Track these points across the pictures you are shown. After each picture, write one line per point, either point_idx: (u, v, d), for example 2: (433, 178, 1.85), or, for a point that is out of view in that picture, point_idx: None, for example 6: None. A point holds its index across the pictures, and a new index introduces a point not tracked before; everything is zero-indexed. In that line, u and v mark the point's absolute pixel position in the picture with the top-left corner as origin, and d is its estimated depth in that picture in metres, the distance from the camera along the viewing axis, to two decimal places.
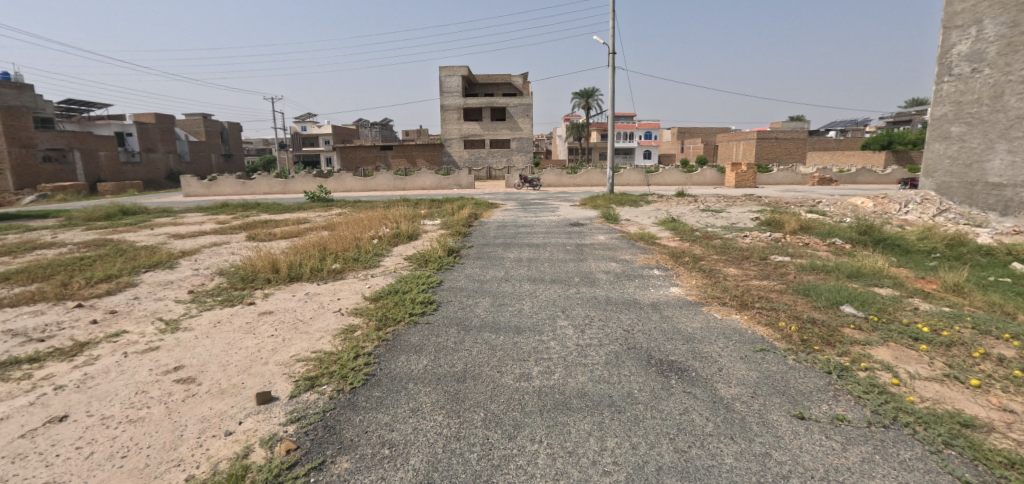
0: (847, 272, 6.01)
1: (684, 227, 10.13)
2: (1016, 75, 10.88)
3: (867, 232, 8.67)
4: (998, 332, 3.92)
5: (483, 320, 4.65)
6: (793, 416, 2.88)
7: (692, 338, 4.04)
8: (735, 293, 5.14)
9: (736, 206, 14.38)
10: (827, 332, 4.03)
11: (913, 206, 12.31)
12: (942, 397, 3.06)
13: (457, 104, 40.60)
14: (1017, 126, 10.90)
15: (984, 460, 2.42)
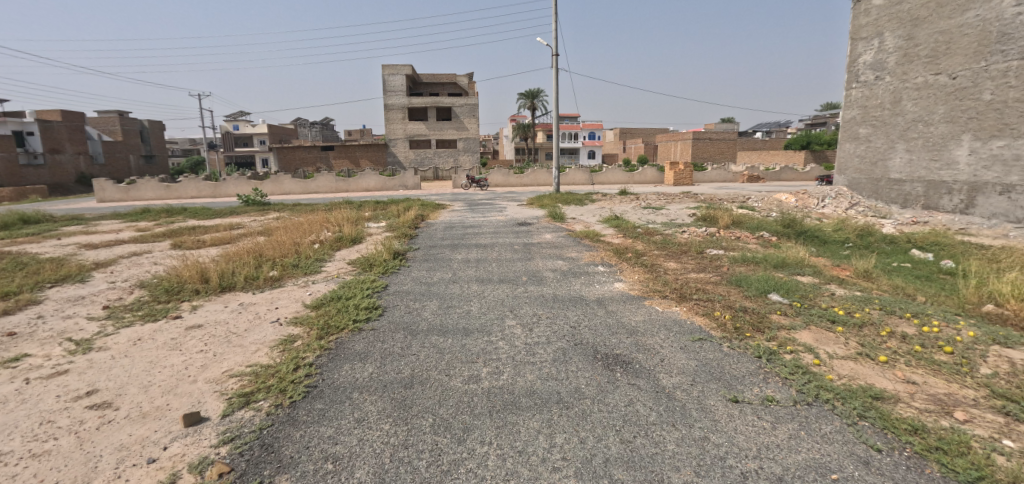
0: (773, 263, 6.46)
1: (627, 224, 10.50)
2: (911, 83, 12.14)
3: (791, 225, 9.37)
4: (901, 312, 4.36)
5: (430, 323, 4.57)
6: (728, 400, 3.04)
7: (635, 331, 4.19)
8: (674, 286, 5.38)
9: (674, 203, 15.05)
10: (756, 318, 4.31)
11: (829, 201, 13.43)
12: (855, 373, 3.35)
13: (400, 104, 39.76)
14: (912, 129, 12.17)
15: (893, 428, 2.67)
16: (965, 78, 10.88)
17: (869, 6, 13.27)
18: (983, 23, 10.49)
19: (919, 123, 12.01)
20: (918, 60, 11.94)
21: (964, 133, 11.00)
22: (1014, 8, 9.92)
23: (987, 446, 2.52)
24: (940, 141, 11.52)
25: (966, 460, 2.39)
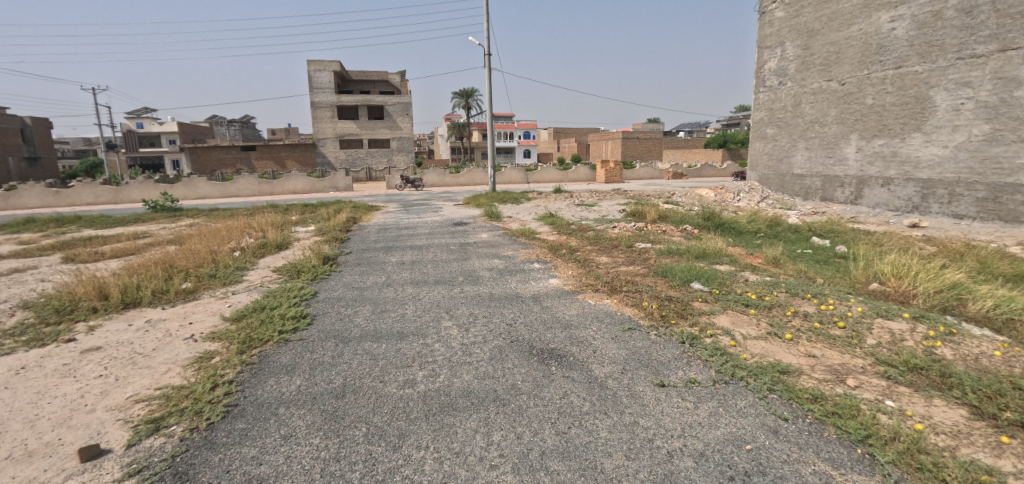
0: (695, 253, 6.90)
1: (561, 221, 10.75)
2: (809, 88, 13.44)
3: (711, 218, 10.05)
4: (803, 293, 4.82)
5: (364, 329, 4.42)
6: (655, 384, 3.21)
7: (569, 325, 4.30)
8: (606, 279, 5.59)
9: (606, 199, 15.62)
10: (680, 306, 4.58)
11: (743, 195, 14.55)
12: (766, 351, 3.66)
13: (328, 102, 38.00)
14: (811, 129, 13.48)
15: (796, 399, 2.95)
16: (852, 85, 12.23)
17: (773, 17, 14.53)
18: (866, 36, 11.83)
19: (816, 124, 13.33)
20: (814, 68, 13.24)
21: (852, 133, 12.38)
22: (889, 24, 11.27)
23: (873, 408, 2.85)
24: (834, 140, 12.86)
25: (857, 421, 2.69)
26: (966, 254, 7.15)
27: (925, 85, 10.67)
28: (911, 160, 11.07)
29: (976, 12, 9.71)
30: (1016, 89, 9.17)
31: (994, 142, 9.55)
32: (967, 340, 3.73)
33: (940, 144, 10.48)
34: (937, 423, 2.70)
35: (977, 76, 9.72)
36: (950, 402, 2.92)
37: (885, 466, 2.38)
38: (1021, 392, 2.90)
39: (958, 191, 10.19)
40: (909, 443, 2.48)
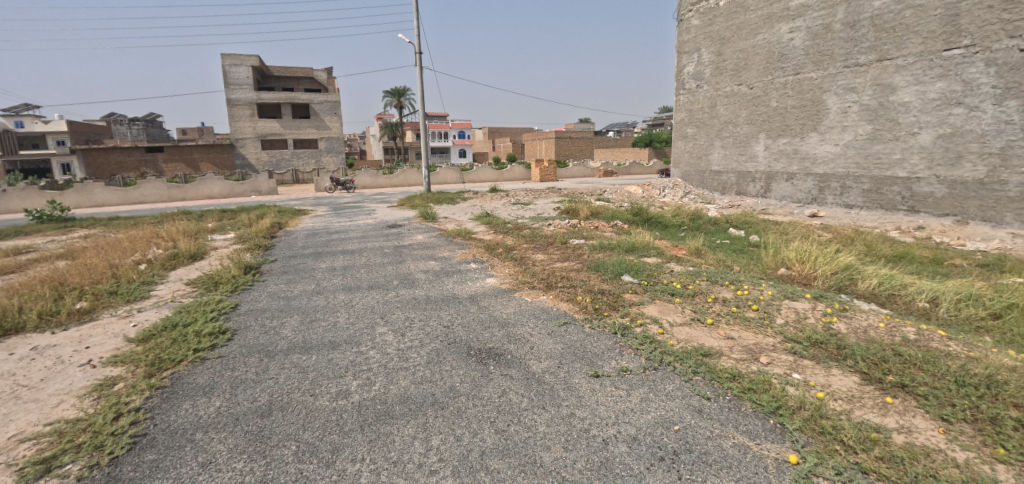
0: (626, 247, 7.21)
1: (498, 221, 10.80)
2: (722, 91, 14.49)
3: (639, 213, 10.55)
4: (722, 280, 5.18)
5: (292, 341, 4.17)
6: (589, 376, 3.32)
7: (507, 323, 4.34)
8: (542, 276, 5.69)
9: (541, 198, 15.91)
10: (612, 299, 4.77)
11: (668, 191, 15.40)
12: (691, 336, 3.90)
13: (247, 99, 35.51)
14: (725, 129, 14.54)
15: (717, 378, 3.18)
16: (759, 89, 13.36)
17: (689, 25, 15.50)
18: (769, 44, 12.95)
19: (729, 124, 14.40)
20: (727, 73, 14.29)
21: (760, 132, 13.51)
22: (789, 34, 12.43)
23: (782, 381, 3.13)
24: (745, 139, 13.96)
25: (769, 394, 2.95)
26: (856, 239, 8.07)
27: (819, 90, 11.87)
28: (809, 157, 12.28)
29: (858, 26, 10.96)
30: (891, 94, 10.47)
31: (876, 140, 10.83)
32: (858, 314, 4.21)
33: (833, 142, 11.72)
34: (835, 391, 3.02)
35: (861, 83, 10.97)
36: (846, 370, 3.28)
37: (793, 433, 2.62)
38: (900, 357, 3.32)
39: (849, 183, 11.46)
40: (812, 410, 2.75)
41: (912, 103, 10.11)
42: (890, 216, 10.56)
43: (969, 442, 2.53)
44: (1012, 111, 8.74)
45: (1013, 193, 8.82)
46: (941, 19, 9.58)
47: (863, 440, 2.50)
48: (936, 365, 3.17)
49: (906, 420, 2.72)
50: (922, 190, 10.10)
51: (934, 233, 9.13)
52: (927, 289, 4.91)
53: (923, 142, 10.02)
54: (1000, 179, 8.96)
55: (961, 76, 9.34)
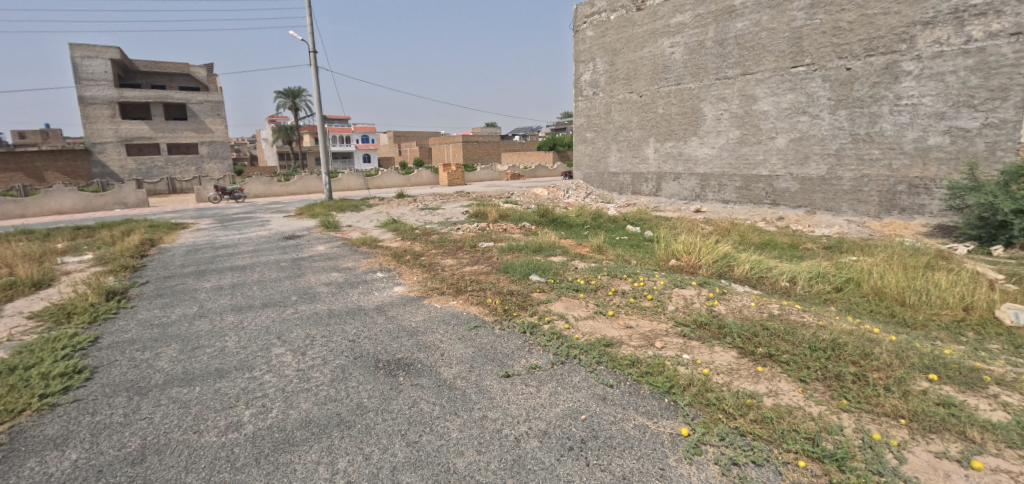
0: (533, 248, 7.42)
1: (405, 227, 10.52)
2: (616, 99, 15.50)
3: (545, 214, 10.92)
4: (621, 274, 5.54)
5: (170, 374, 3.70)
6: (500, 376, 3.36)
7: (416, 332, 4.24)
8: (451, 281, 5.65)
9: (450, 202, 15.81)
10: (521, 299, 4.88)
11: (572, 192, 16.14)
12: (594, 329, 4.12)
13: (105, 97, 30.84)
14: (620, 133, 15.59)
15: (618, 366, 3.39)
16: (647, 97, 14.52)
17: (584, 36, 16.36)
18: (654, 57, 14.14)
19: (623, 129, 15.46)
20: (619, 81, 15.32)
21: (650, 137, 14.69)
22: (670, 48, 13.67)
23: (674, 362, 3.43)
24: (637, 142, 15.10)
25: (663, 375, 3.21)
26: (732, 230, 9.10)
27: (697, 99, 13.20)
28: (692, 159, 13.63)
29: (726, 44, 12.38)
30: (753, 104, 11.98)
31: (744, 144, 12.32)
32: (734, 296, 4.76)
33: (710, 145, 13.10)
34: (717, 366, 3.38)
35: (730, 93, 12.41)
36: (725, 347, 3.68)
37: (684, 408, 2.88)
38: (767, 331, 3.81)
39: (724, 181, 12.91)
40: (699, 386, 3.05)
41: (770, 111, 11.66)
42: (758, 209, 12.08)
43: (821, 397, 2.97)
44: (843, 119, 10.46)
45: (846, 186, 10.60)
46: (789, 41, 11.17)
47: (741, 407, 2.82)
48: (794, 334, 3.69)
49: (773, 385, 3.12)
50: (781, 186, 11.72)
51: (791, 222, 10.62)
52: (787, 270, 5.70)
53: (780, 145, 11.61)
54: (837, 175, 10.72)
55: (805, 89, 10.99)
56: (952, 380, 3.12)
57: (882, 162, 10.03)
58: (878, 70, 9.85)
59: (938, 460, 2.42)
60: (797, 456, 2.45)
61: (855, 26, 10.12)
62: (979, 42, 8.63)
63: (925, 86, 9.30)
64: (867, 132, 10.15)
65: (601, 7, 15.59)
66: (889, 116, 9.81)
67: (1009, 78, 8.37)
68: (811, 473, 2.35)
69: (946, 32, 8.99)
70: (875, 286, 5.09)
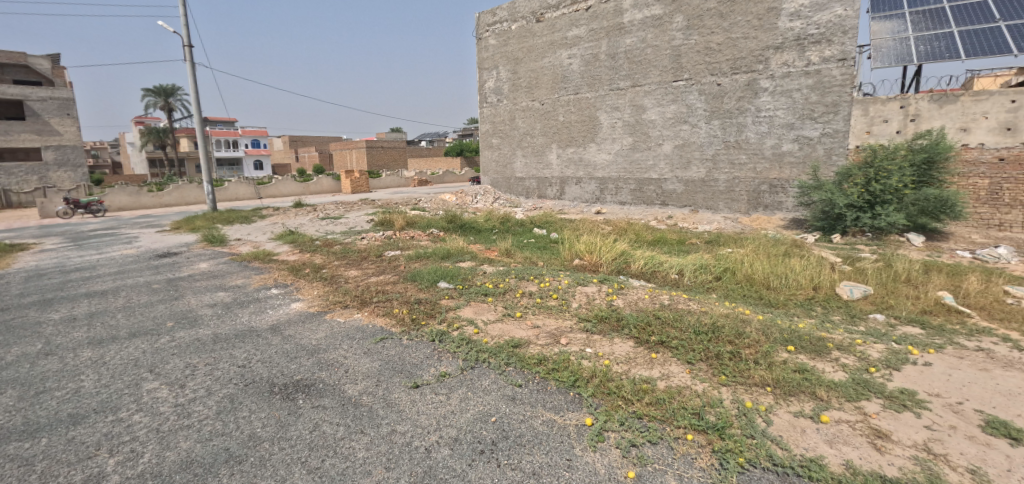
0: (441, 255, 7.35)
1: (303, 238, 9.83)
2: (519, 106, 15.92)
3: (453, 220, 10.85)
4: (528, 276, 5.69)
5: (4, 427, 3.07)
6: (409, 388, 3.28)
7: (317, 350, 3.99)
8: (355, 293, 5.39)
9: (353, 210, 15.09)
10: (430, 307, 4.80)
11: (480, 197, 16.24)
12: (503, 331, 4.18)
13: None
14: (524, 140, 16.02)
15: (526, 366, 3.48)
16: (548, 105, 15.10)
17: (487, 44, 16.58)
18: (553, 67, 14.76)
19: (527, 136, 15.91)
20: (522, 89, 15.75)
21: (552, 143, 15.28)
22: (568, 59, 14.39)
23: (579, 357, 3.60)
24: (541, 148, 15.62)
25: (568, 370, 3.35)
26: (629, 229, 9.78)
27: (594, 108, 14.01)
28: (591, 164, 14.43)
29: (617, 57, 13.31)
30: (642, 114, 13.02)
31: (636, 150, 13.32)
32: (630, 290, 5.12)
33: (607, 151, 13.97)
34: (617, 356, 3.60)
35: (622, 103, 13.37)
36: (624, 338, 3.95)
37: (588, 399, 3.03)
38: (659, 320, 4.15)
39: (620, 184, 13.84)
40: (601, 376, 3.23)
41: (657, 120, 12.75)
42: (650, 209, 13.12)
43: (705, 375, 3.30)
44: (717, 128, 11.76)
45: (722, 187, 11.93)
46: (671, 57, 12.32)
47: (638, 392, 3.04)
48: (681, 321, 4.06)
49: (665, 369, 3.41)
50: (669, 188, 12.86)
51: (678, 220, 11.68)
52: (675, 263, 6.27)
53: (666, 151, 12.74)
54: (714, 178, 12.03)
55: (685, 101, 12.19)
56: (805, 349, 3.65)
57: (748, 166, 11.46)
58: (743, 85, 11.25)
59: (796, 419, 2.81)
60: (686, 431, 2.69)
61: (723, 47, 11.47)
62: (816, 65, 10.25)
63: (779, 100, 10.80)
64: (736, 139, 11.53)
65: (502, 17, 15.94)
66: (752, 125, 11.24)
67: (839, 96, 10.05)
68: (698, 444, 2.60)
69: (792, 56, 10.54)
70: (746, 273, 5.80)
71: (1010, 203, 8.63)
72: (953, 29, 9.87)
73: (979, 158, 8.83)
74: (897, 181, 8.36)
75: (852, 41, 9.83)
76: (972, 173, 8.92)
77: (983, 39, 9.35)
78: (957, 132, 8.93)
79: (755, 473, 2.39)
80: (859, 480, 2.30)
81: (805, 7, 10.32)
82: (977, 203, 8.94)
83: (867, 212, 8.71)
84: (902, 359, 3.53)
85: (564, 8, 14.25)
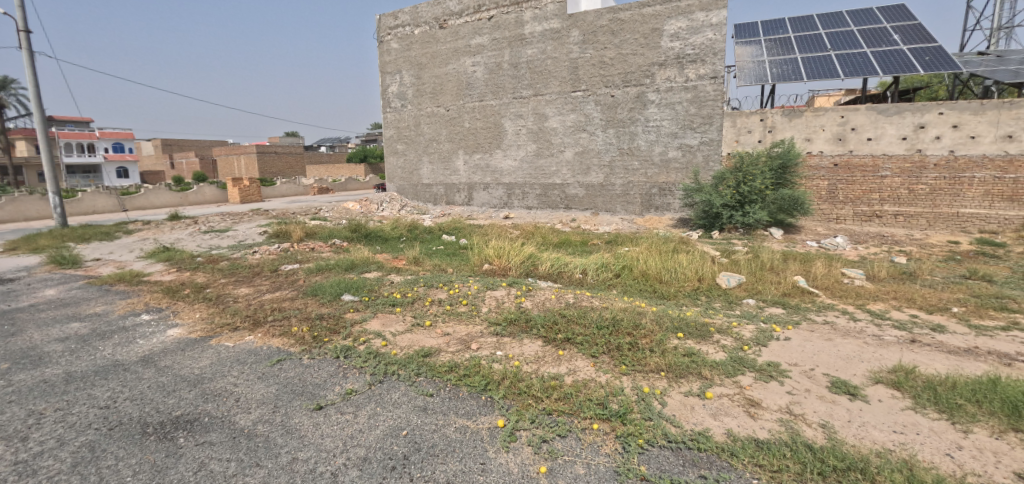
0: (345, 266, 6.99)
1: (182, 255, 8.75)
2: (424, 112, 15.65)
3: (358, 230, 10.36)
4: (437, 283, 5.62)
5: None
6: (311, 410, 3.07)
7: (201, 380, 3.57)
8: (246, 313, 4.91)
9: (243, 222, 13.75)
10: (333, 322, 4.53)
11: (385, 205, 15.65)
12: (412, 341, 4.08)
13: None
14: (430, 146, 15.75)
15: (437, 374, 3.43)
16: (454, 111, 15.05)
17: (389, 47, 16.05)
18: (458, 74, 14.78)
19: (433, 142, 15.67)
20: (426, 95, 15.51)
21: (459, 149, 15.22)
22: (472, 67, 14.50)
23: (490, 360, 3.63)
24: (447, 155, 15.48)
25: (479, 375, 3.37)
26: (535, 233, 10.08)
27: (498, 115, 14.26)
28: (498, 170, 14.64)
29: (519, 67, 13.70)
30: (545, 122, 13.53)
31: (540, 156, 13.80)
32: (538, 292, 5.28)
33: (512, 157, 14.28)
34: (526, 356, 3.70)
35: (525, 111, 13.78)
36: (533, 338, 4.06)
37: (500, 401, 3.07)
38: (564, 318, 4.34)
39: (527, 190, 14.24)
40: (512, 378, 3.29)
41: (558, 128, 13.33)
42: (556, 212, 13.66)
43: (607, 367, 3.52)
44: (612, 136, 12.60)
45: (618, 191, 12.81)
46: (569, 69, 12.97)
47: (546, 389, 3.14)
48: (585, 317, 4.28)
49: (572, 364, 3.57)
50: (571, 192, 13.49)
51: (581, 223, 12.30)
52: (579, 263, 6.59)
53: (568, 158, 13.37)
54: (611, 182, 12.87)
55: (583, 110, 12.90)
56: (691, 335, 4.04)
57: (640, 171, 12.43)
58: (633, 97, 12.19)
59: (686, 398, 3.10)
60: (592, 421, 2.84)
61: (615, 61, 12.34)
62: (693, 81, 11.46)
63: (664, 111, 11.86)
64: (629, 146, 12.45)
65: (404, 21, 15.62)
66: (643, 134, 12.21)
67: (712, 109, 11.31)
68: (603, 432, 2.76)
69: (673, 72, 11.66)
70: (642, 269, 6.27)
71: (843, 200, 10.35)
72: (797, 55, 11.60)
73: (819, 164, 10.47)
74: (761, 184, 9.61)
75: (721, 61, 11.15)
76: (815, 176, 10.54)
77: (818, 64, 11.08)
78: (803, 142, 10.50)
79: (653, 452, 2.60)
80: (738, 446, 2.60)
81: (683, 29, 11.47)
82: (820, 200, 10.60)
83: (738, 211, 9.87)
84: (767, 336, 4.07)
85: (466, 16, 14.36)
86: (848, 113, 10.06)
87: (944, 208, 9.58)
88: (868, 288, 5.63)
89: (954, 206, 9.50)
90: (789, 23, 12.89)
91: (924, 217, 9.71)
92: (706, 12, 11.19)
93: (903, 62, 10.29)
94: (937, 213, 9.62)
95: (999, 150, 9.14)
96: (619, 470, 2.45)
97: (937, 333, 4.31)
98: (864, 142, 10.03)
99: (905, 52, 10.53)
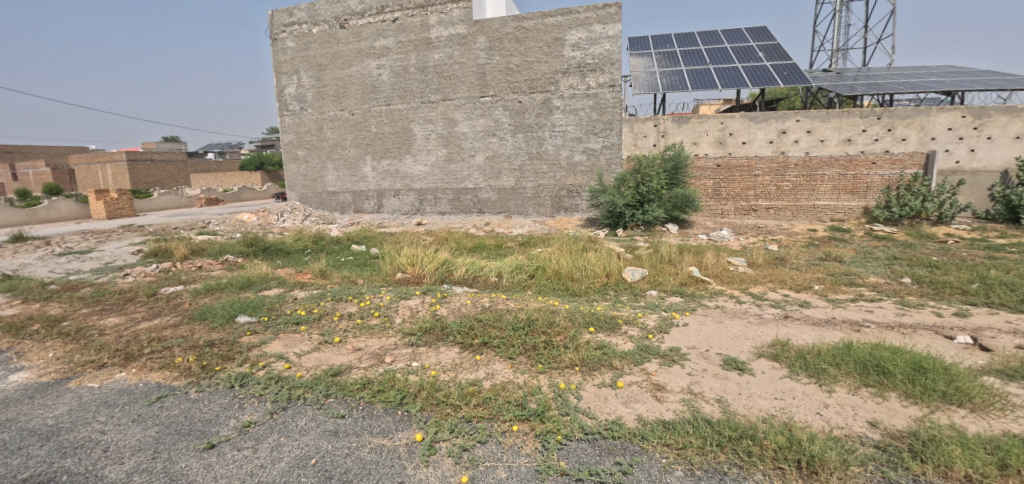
0: (239, 284, 6.33)
1: (30, 284, 7.35)
2: (326, 115, 14.75)
3: (255, 243, 9.46)
4: (346, 296, 5.30)
5: None
6: (201, 450, 2.73)
7: (56, 431, 3.02)
8: (116, 347, 4.25)
9: (110, 242, 11.90)
10: (225, 348, 4.08)
11: (286, 215, 14.48)
12: (319, 361, 3.81)
13: None
14: (335, 151, 14.89)
15: (349, 394, 3.23)
16: (359, 115, 14.40)
17: (284, 45, 14.87)
18: (362, 76, 14.18)
19: (337, 147, 14.84)
20: (328, 98, 14.65)
21: (366, 155, 14.59)
22: (377, 70, 13.99)
23: (406, 373, 3.51)
24: (353, 161, 14.76)
25: (394, 390, 3.23)
26: (450, 238, 9.98)
27: (407, 120, 13.92)
28: (408, 176, 14.27)
29: (426, 71, 13.50)
30: (455, 126, 13.46)
31: (451, 161, 13.70)
32: (453, 297, 5.21)
33: (422, 163, 14.02)
34: (443, 365, 3.62)
35: (434, 116, 13.60)
36: (450, 345, 3.99)
37: (418, 414, 2.98)
38: (480, 323, 4.31)
39: (439, 195, 14.04)
40: (428, 388, 3.20)
41: (468, 133, 13.35)
42: (469, 217, 13.63)
43: (524, 368, 3.56)
44: (521, 141, 12.89)
45: (529, 194, 13.14)
46: (476, 74, 13.05)
47: (464, 396, 3.10)
48: (500, 321, 4.30)
49: (490, 368, 3.57)
50: (484, 196, 13.57)
51: (494, 226, 12.36)
52: (494, 267, 6.62)
53: (479, 162, 13.43)
54: (522, 186, 13.16)
55: (492, 115, 13.03)
56: (602, 329, 4.23)
57: (550, 175, 12.86)
58: (540, 103, 12.58)
59: (600, 389, 3.24)
60: (512, 423, 2.86)
61: (522, 68, 12.63)
62: (594, 89, 12.11)
63: (569, 117, 12.38)
64: (538, 150, 12.82)
65: (300, 18, 14.60)
66: (550, 139, 12.64)
67: (613, 115, 12.03)
68: (523, 433, 2.78)
69: (576, 80, 12.24)
70: (555, 269, 6.45)
71: (726, 196, 11.56)
72: (682, 67, 12.75)
73: (705, 165, 11.59)
74: (657, 184, 10.40)
75: (618, 71, 11.92)
76: (702, 176, 11.66)
77: (700, 75, 12.27)
78: (691, 145, 11.55)
79: (571, 445, 2.67)
80: (648, 429, 2.76)
81: (582, 39, 12.09)
82: (707, 197, 11.72)
83: (639, 210, 10.58)
84: (669, 324, 4.39)
85: (369, 17, 13.84)
86: (726, 120, 11.24)
87: (804, 201, 11.10)
88: (749, 274, 6.31)
89: (812, 199, 11.04)
90: (675, 38, 14.17)
91: (789, 210, 11.16)
92: (603, 24, 11.89)
93: (767, 76, 11.73)
94: (799, 206, 11.13)
95: (842, 151, 10.75)
96: (540, 469, 2.48)
97: (804, 308, 4.96)
98: (739, 145, 11.27)
99: (768, 68, 12.02)
